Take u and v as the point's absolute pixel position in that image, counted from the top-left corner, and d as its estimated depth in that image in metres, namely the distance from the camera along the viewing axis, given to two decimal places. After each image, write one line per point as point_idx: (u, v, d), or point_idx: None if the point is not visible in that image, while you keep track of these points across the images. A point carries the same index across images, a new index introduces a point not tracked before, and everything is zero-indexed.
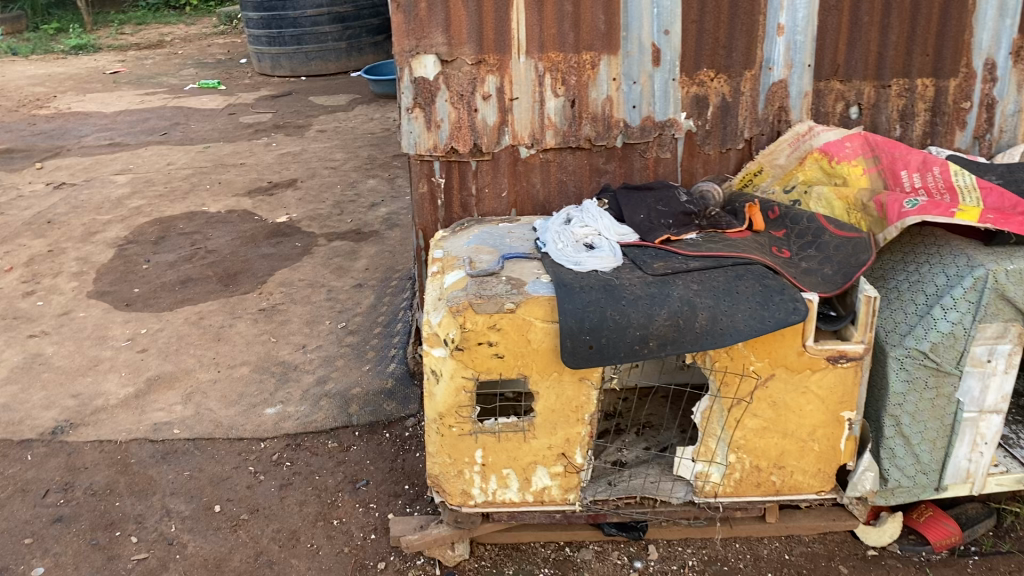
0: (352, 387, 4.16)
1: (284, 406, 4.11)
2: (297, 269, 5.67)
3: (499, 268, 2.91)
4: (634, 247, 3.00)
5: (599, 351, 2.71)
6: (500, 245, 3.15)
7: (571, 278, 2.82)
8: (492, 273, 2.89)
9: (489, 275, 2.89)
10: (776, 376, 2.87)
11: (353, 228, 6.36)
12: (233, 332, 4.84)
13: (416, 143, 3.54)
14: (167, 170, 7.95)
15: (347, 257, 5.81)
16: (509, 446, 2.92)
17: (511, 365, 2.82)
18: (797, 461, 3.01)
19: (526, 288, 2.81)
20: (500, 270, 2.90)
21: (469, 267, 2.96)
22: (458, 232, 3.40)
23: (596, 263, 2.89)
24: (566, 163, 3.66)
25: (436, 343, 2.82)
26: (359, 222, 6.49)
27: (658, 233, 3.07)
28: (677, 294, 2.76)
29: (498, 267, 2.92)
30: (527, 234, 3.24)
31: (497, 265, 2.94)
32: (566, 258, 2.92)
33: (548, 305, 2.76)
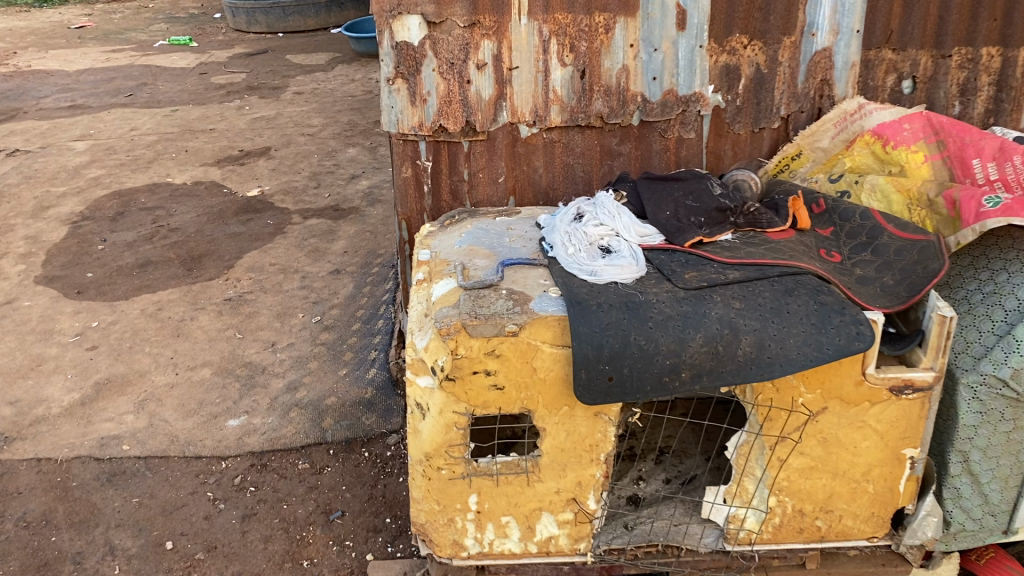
0: (326, 396, 3.66)
1: (249, 418, 3.63)
2: (268, 251, 5.14)
3: (498, 278, 2.41)
4: (660, 251, 2.51)
5: (620, 384, 2.24)
6: (498, 247, 2.64)
7: (586, 292, 2.33)
8: (490, 284, 2.39)
9: (484, 287, 2.38)
10: (829, 410, 2.40)
11: (331, 204, 5.84)
12: (195, 327, 4.33)
13: (398, 121, 3.02)
14: (130, 137, 7.35)
15: (323, 238, 5.28)
16: (509, 491, 2.45)
17: (514, 398, 2.34)
18: (847, 504, 2.55)
19: (531, 305, 2.30)
20: (501, 280, 2.41)
21: (461, 276, 2.46)
22: (448, 228, 2.89)
23: (614, 274, 2.39)
24: (573, 143, 3.14)
25: (422, 372, 2.33)
26: (338, 197, 5.97)
27: (688, 234, 2.55)
28: (715, 314, 2.27)
29: (498, 277, 2.42)
30: (530, 233, 2.74)
31: (497, 273, 2.44)
32: (578, 267, 2.43)
33: (558, 327, 2.27)
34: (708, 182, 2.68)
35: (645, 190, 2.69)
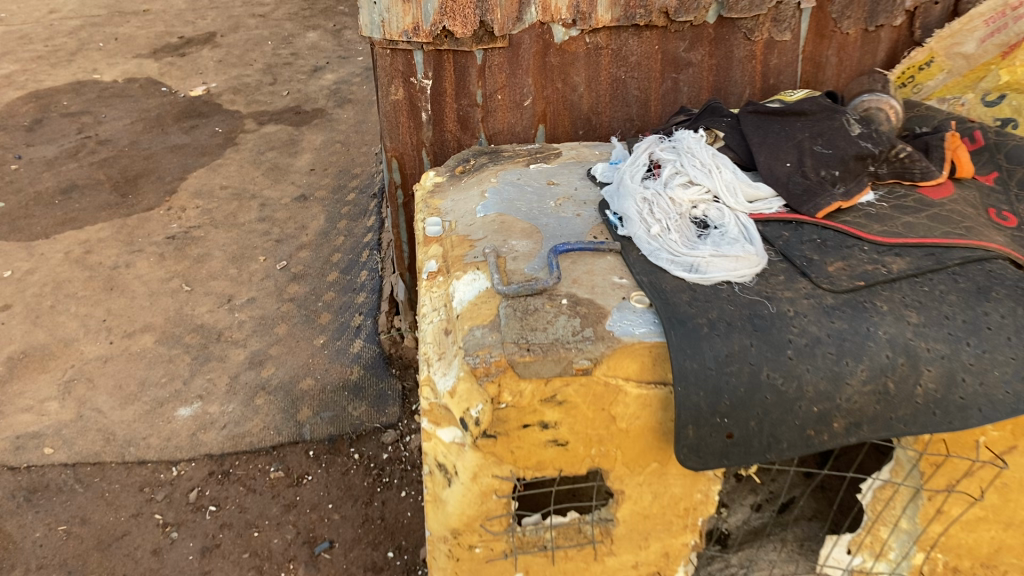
0: (299, 375, 2.90)
1: (204, 406, 2.88)
2: (217, 170, 4.27)
3: (556, 276, 1.63)
4: (779, 225, 1.74)
5: (744, 442, 1.51)
6: (542, 218, 1.85)
7: (686, 302, 1.56)
8: (544, 289, 1.61)
9: (533, 293, 1.60)
10: (1018, 450, 1.67)
11: (292, 105, 4.92)
12: (131, 277, 3.51)
13: (384, 23, 2.12)
14: (48, 21, 6.22)
15: (284, 151, 4.41)
16: (568, 568, 1.76)
17: (580, 456, 1.60)
18: (1017, 559, 1.88)
19: (610, 327, 1.53)
20: (558, 279, 1.63)
21: (497, 273, 1.67)
22: (463, 180, 2.08)
23: (726, 269, 1.61)
24: (627, 50, 2.29)
25: (445, 421, 1.58)
26: (299, 95, 5.05)
27: (821, 199, 1.76)
28: (883, 335, 1.52)
29: (553, 272, 1.64)
30: (582, 193, 1.94)
31: (553, 267, 1.65)
32: (671, 258, 1.64)
33: (649, 358, 1.52)
34: (841, 119, 1.87)
35: (750, 130, 1.87)
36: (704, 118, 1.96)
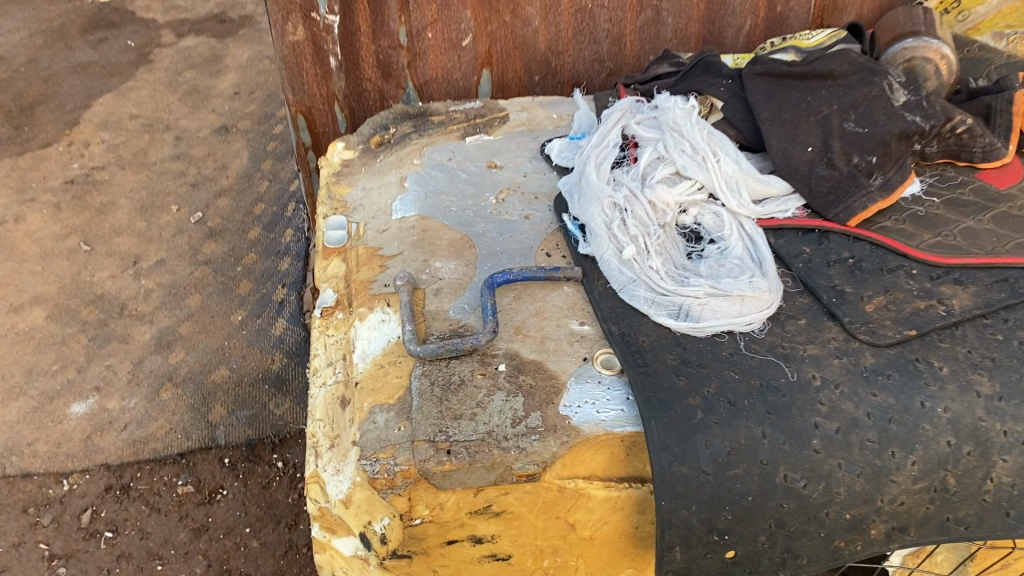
0: (213, 363, 2.46)
1: (100, 400, 2.42)
2: (127, 95, 3.68)
3: (494, 327, 1.17)
4: (796, 238, 1.29)
5: (750, 560, 1.09)
6: (478, 223, 1.37)
7: (672, 369, 1.12)
8: (476, 349, 1.15)
9: (458, 353, 1.14)
10: None
11: (216, 13, 4.30)
12: (21, 236, 2.99)
13: None
14: None
15: (205, 70, 3.83)
16: None
17: (529, 569, 1.19)
18: None
19: (570, 417, 1.08)
20: (495, 331, 1.16)
21: (411, 321, 1.18)
22: (379, 159, 1.59)
23: (726, 314, 1.16)
24: None
25: (342, 531, 1.15)
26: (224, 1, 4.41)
27: (853, 197, 1.30)
28: (943, 412, 1.09)
29: (487, 322, 1.17)
30: (534, 181, 1.46)
31: (490, 312, 1.18)
32: (651, 299, 1.18)
33: (621, 449, 1.10)
34: (882, 83, 1.33)
35: (757, 100, 1.37)
36: (696, 77, 1.47)
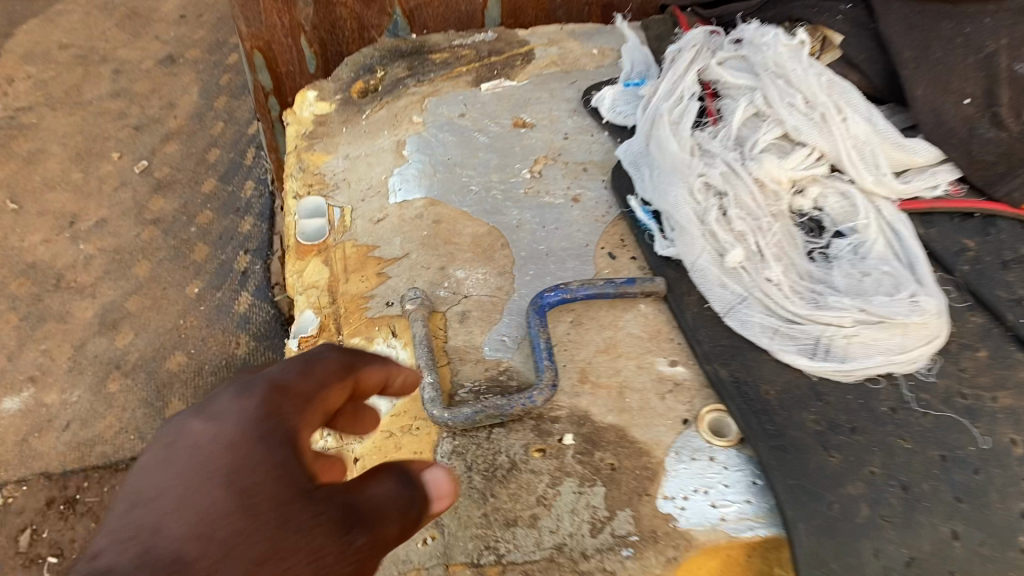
0: (175, 347, 1.89)
1: (37, 398, 1.79)
2: (51, 18, 2.90)
3: (552, 378, 0.80)
4: (952, 228, 0.93)
5: None
6: (509, 210, 1.01)
7: (817, 438, 0.77)
8: (528, 413, 0.79)
9: (501, 419, 0.79)
10: None
11: None
12: None
13: None
14: None
15: None
16: None
17: None
18: None
19: (672, 516, 0.74)
20: (555, 384, 0.80)
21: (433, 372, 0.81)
22: (366, 116, 1.19)
23: (882, 351, 0.81)
24: None
25: None
26: None
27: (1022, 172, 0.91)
28: None
29: (542, 371, 0.81)
30: (579, 145, 1.09)
31: (546, 353, 0.82)
32: (772, 330, 0.83)
33: (740, 554, 0.75)
34: None
35: (893, 33, 0.98)
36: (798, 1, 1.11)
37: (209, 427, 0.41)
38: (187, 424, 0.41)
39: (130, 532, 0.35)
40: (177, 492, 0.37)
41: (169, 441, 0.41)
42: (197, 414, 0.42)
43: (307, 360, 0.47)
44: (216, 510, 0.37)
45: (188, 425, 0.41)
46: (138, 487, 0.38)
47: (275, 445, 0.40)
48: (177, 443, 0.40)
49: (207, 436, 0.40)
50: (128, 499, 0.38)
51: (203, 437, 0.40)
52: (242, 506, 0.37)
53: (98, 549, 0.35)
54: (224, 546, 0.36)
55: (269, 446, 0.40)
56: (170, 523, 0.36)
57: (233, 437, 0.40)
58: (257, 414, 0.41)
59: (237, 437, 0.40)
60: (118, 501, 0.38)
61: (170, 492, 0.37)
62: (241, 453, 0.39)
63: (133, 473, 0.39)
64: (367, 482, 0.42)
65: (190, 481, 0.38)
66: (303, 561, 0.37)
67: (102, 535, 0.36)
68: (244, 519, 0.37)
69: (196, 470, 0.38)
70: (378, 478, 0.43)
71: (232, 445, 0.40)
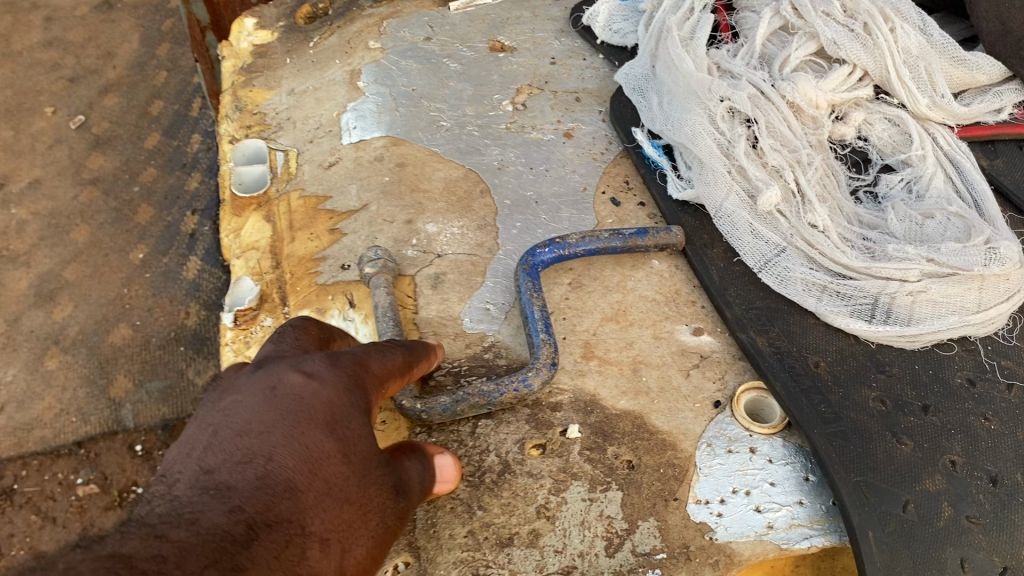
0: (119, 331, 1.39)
1: None
2: None
3: (551, 355, 0.64)
4: (1021, 159, 0.78)
5: None
6: (490, 149, 0.84)
7: (884, 421, 0.62)
8: (522, 400, 0.63)
9: (487, 409, 0.62)
10: None
11: None
12: None
13: None
14: None
15: None
16: None
17: None
18: None
19: (710, 525, 0.58)
20: (554, 363, 0.64)
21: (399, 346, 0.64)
22: (313, 45, 1.01)
23: (955, 308, 0.65)
24: None
25: None
26: None
27: None
28: None
29: (538, 348, 0.64)
30: (568, 73, 0.91)
31: (544, 325, 0.65)
32: (820, 288, 0.68)
33: (783, 569, 0.61)
34: None
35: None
36: None
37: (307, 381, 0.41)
38: (289, 374, 0.41)
39: (248, 455, 0.36)
40: (287, 428, 0.38)
41: (267, 380, 0.41)
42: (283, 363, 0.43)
43: (364, 355, 0.48)
44: (324, 454, 0.39)
45: (283, 369, 0.42)
46: (244, 414, 0.38)
47: (362, 411, 0.43)
48: (277, 389, 0.40)
49: (309, 384, 0.41)
50: (230, 418, 0.38)
51: (304, 386, 0.41)
52: (327, 473, 0.38)
53: (214, 468, 0.35)
54: (324, 486, 0.38)
55: (361, 409, 0.43)
56: (284, 456, 0.37)
57: (333, 394, 0.42)
58: (345, 383, 0.43)
59: (334, 397, 0.42)
60: (220, 425, 0.38)
61: (280, 425, 0.38)
62: (343, 409, 0.41)
63: (229, 400, 0.39)
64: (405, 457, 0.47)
65: (301, 417, 0.39)
66: (375, 513, 0.41)
67: (212, 451, 0.36)
68: (343, 467, 0.39)
69: (307, 412, 0.39)
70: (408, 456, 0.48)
71: (334, 403, 0.41)
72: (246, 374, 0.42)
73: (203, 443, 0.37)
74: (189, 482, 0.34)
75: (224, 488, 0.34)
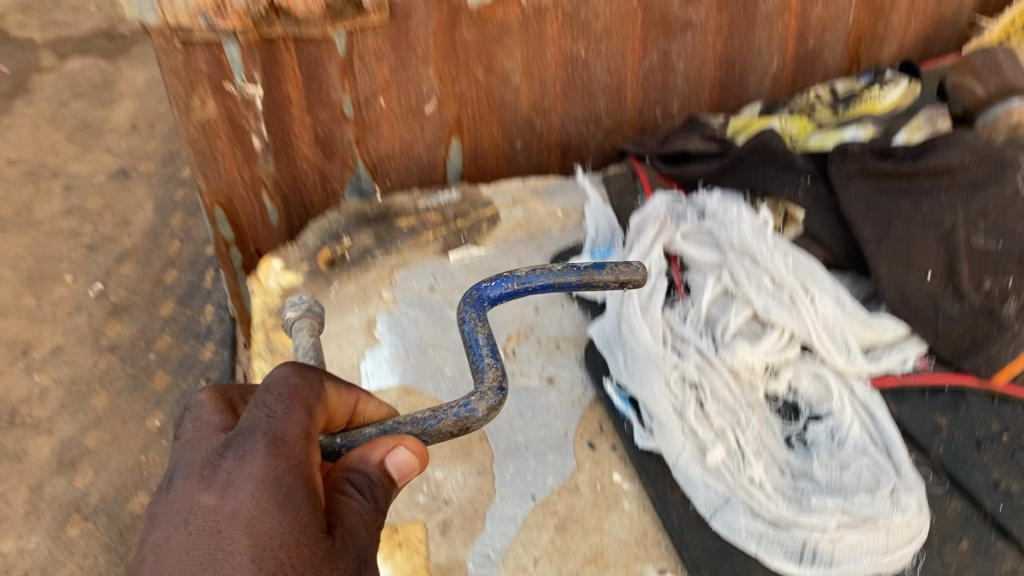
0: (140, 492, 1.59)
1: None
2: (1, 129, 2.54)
3: (499, 383, 0.70)
4: (924, 405, 0.94)
5: None
6: None
7: None
8: (466, 425, 0.66)
9: (424, 440, 0.65)
10: None
11: None
12: None
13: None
14: None
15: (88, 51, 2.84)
16: None
17: None
18: None
19: None
20: (502, 389, 0.70)
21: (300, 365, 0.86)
22: (334, 286, 1.18)
23: (869, 549, 0.80)
24: (589, 11, 1.32)
25: None
26: None
27: (984, 354, 0.94)
28: None
29: (488, 376, 0.71)
30: (549, 320, 1.09)
31: (490, 351, 0.75)
32: (760, 533, 0.82)
33: None
34: (1016, 181, 0.98)
35: (855, 212, 1.01)
36: (761, 175, 1.08)
37: (229, 489, 0.54)
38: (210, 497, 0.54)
39: None
40: (216, 555, 0.51)
41: (196, 506, 0.54)
42: (211, 472, 0.55)
43: (279, 400, 0.59)
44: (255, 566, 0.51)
45: (211, 485, 0.55)
46: (183, 544, 0.52)
47: (289, 492, 0.54)
48: (203, 510, 0.53)
49: (234, 493, 0.54)
50: (168, 553, 0.52)
51: (227, 497, 0.54)
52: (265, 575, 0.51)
53: None
54: None
55: (283, 488, 0.54)
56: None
57: (256, 494, 0.53)
58: (264, 470, 0.55)
59: (253, 498, 0.53)
60: (164, 558, 0.51)
61: (215, 546, 0.52)
62: (258, 508, 0.53)
63: (171, 528, 0.53)
64: (344, 500, 0.58)
65: (225, 538, 0.52)
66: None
67: None
68: (278, 567, 0.51)
69: (228, 530, 0.52)
70: (352, 494, 0.59)
71: (251, 506, 0.53)
72: (177, 496, 0.55)
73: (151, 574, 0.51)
74: None
75: None
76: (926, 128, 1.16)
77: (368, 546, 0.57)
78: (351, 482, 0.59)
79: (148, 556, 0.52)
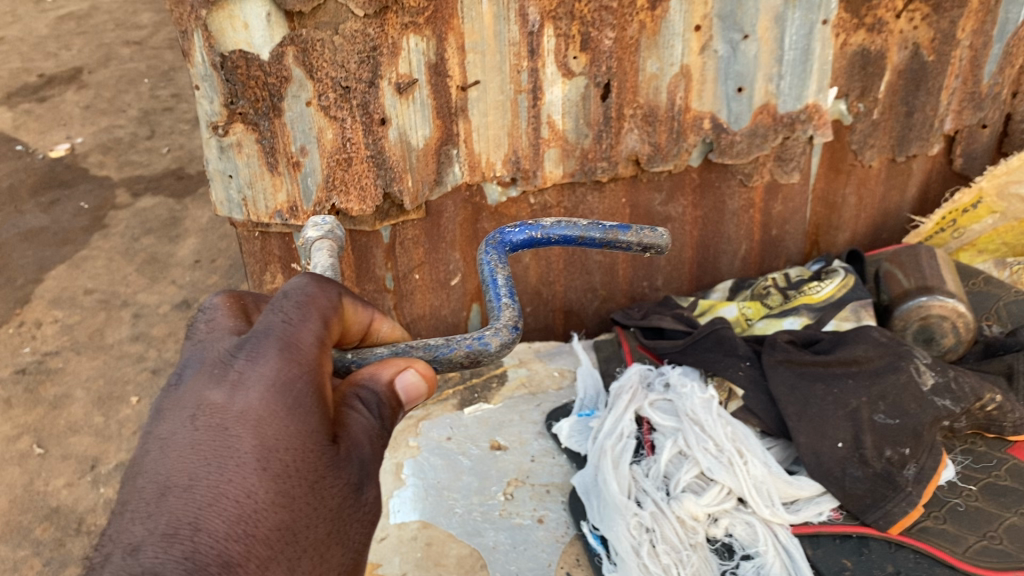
0: None
1: None
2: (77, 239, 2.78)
3: (512, 320, 0.82)
4: (835, 548, 1.18)
5: None
6: (488, 531, 1.26)
7: None
8: (477, 357, 0.76)
9: (436, 367, 0.74)
10: None
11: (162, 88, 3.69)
12: None
13: (246, 200, 1.33)
14: None
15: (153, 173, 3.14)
16: None
17: None
18: None
19: None
20: (515, 327, 0.81)
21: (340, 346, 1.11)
22: None
23: None
24: (584, 207, 1.61)
25: None
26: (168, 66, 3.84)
27: (880, 509, 1.19)
28: None
29: (504, 315, 0.83)
30: (542, 470, 1.36)
31: (508, 293, 0.88)
32: None
33: None
34: (907, 368, 1.27)
35: (781, 394, 1.28)
36: (710, 356, 1.37)
37: (240, 387, 0.60)
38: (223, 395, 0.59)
39: (192, 478, 0.55)
40: (225, 448, 0.57)
41: (207, 402, 0.59)
42: (222, 369, 0.61)
43: (292, 309, 0.63)
44: (262, 466, 0.57)
45: (224, 382, 0.60)
46: (194, 435, 0.57)
47: (297, 403, 0.60)
48: (214, 405, 0.59)
49: (244, 394, 0.59)
50: (180, 442, 0.57)
51: (238, 395, 0.59)
52: (273, 476, 0.57)
53: (169, 489, 0.55)
54: (271, 492, 0.57)
55: (291, 396, 0.60)
56: (227, 477, 0.56)
57: (268, 398, 0.59)
58: (275, 377, 0.60)
59: (264, 405, 0.59)
60: (176, 443, 0.57)
61: (225, 439, 0.57)
62: (267, 414, 0.59)
63: (181, 419, 0.58)
64: (350, 415, 0.64)
65: (235, 438, 0.57)
66: (326, 494, 0.59)
67: (173, 473, 0.56)
68: (282, 470, 0.57)
69: (238, 428, 0.58)
70: (357, 409, 0.65)
71: (261, 410, 0.59)
72: (187, 388, 0.60)
73: (161, 459, 0.56)
74: (154, 499, 0.54)
75: (184, 506, 0.54)
76: (853, 322, 1.46)
77: (371, 459, 0.64)
78: (359, 395, 0.65)
79: (152, 446, 0.58)
